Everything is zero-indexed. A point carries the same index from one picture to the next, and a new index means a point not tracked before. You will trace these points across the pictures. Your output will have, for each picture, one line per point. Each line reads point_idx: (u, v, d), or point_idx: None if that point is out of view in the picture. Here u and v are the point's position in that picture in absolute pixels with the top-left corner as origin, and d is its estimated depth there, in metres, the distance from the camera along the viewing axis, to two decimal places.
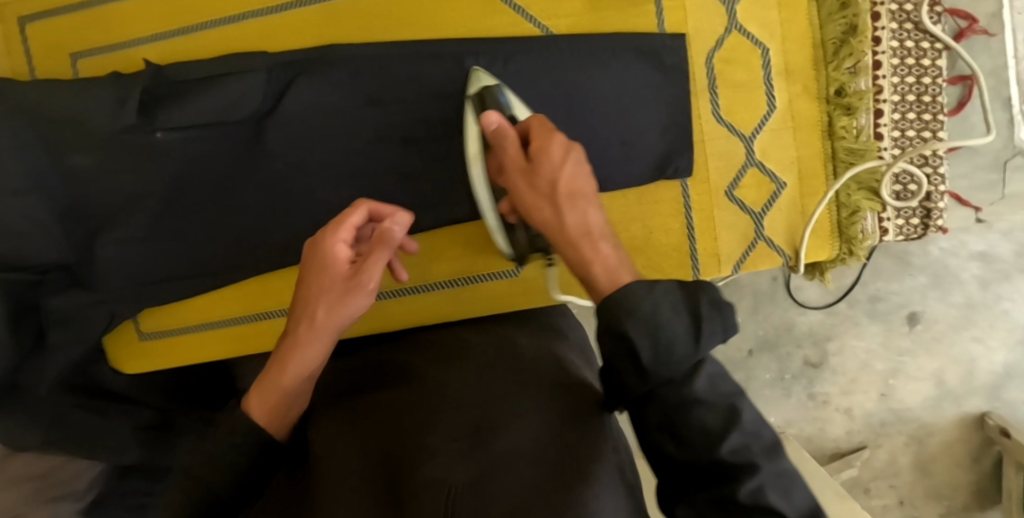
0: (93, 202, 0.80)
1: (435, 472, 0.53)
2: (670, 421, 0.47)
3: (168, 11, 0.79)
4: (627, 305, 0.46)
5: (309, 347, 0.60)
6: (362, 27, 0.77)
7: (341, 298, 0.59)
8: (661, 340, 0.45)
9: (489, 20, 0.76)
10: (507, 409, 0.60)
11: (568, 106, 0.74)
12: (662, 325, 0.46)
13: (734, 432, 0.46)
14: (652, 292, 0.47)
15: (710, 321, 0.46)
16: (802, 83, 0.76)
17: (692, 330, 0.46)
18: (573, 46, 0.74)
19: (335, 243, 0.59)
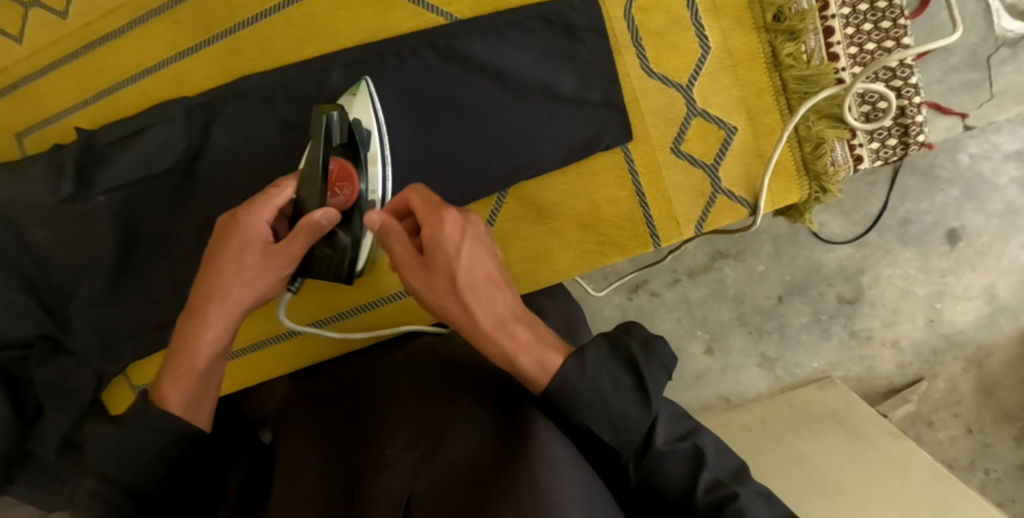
0: (58, 272, 0.81)
1: (390, 484, 0.46)
2: (651, 479, 0.52)
3: (91, 75, 0.79)
4: (566, 394, 0.50)
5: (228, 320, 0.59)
6: (269, 53, 0.75)
7: (265, 283, 0.60)
8: (616, 418, 0.50)
9: (390, 18, 0.73)
10: (472, 404, 0.52)
11: (485, 92, 0.71)
12: (612, 403, 0.50)
13: (704, 471, 0.51)
14: (583, 373, 0.50)
15: (648, 366, 0.50)
16: (733, 15, 0.69)
17: (642, 396, 0.50)
18: (479, 27, 0.70)
19: (457, 243, 0.55)
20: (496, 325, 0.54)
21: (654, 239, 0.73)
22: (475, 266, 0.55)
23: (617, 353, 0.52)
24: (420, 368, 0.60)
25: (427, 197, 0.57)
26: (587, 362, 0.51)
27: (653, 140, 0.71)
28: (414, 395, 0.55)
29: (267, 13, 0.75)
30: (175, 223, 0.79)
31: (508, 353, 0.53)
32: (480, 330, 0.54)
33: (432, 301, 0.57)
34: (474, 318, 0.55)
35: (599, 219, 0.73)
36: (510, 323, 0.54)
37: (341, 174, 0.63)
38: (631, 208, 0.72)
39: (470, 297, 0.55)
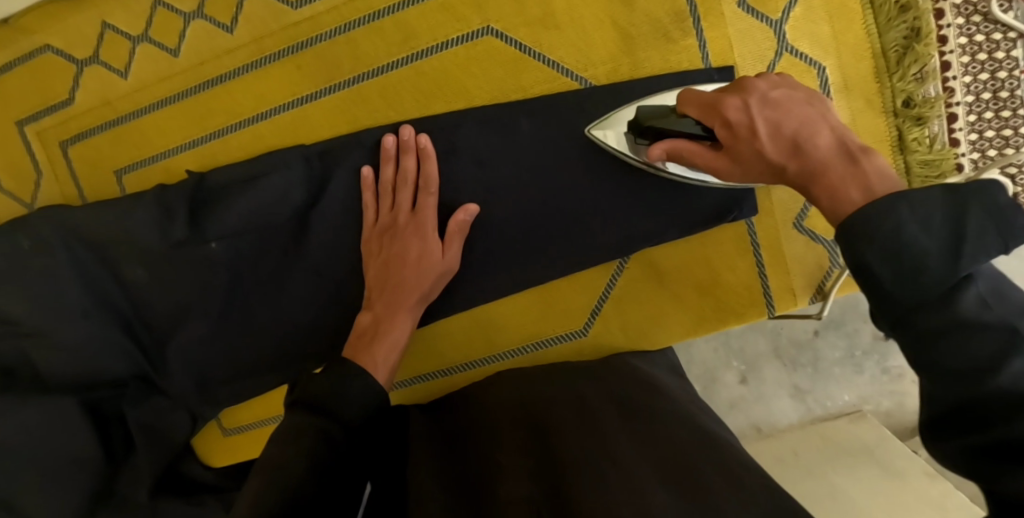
0: (156, 311, 0.80)
1: (515, 487, 0.53)
2: (934, 341, 0.40)
3: (201, 116, 0.78)
4: (869, 224, 0.42)
5: (405, 293, 0.72)
6: (393, 104, 0.75)
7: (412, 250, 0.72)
8: (906, 262, 0.41)
9: (522, 79, 0.73)
10: (568, 417, 0.63)
11: (615, 160, 0.71)
12: (912, 244, 0.41)
13: (1019, 359, 0.38)
14: (892, 208, 0.42)
15: (980, 233, 0.41)
16: (863, 98, 0.71)
17: (953, 234, 0.41)
18: (614, 95, 0.71)
19: (750, 126, 0.57)
20: (806, 174, 0.53)
21: (770, 308, 0.75)
22: (762, 145, 0.56)
23: (954, 216, 0.42)
24: (513, 398, 0.69)
25: (704, 103, 0.61)
26: (912, 198, 0.42)
27: (776, 215, 0.73)
28: (519, 416, 0.65)
29: (394, 65, 0.74)
30: (284, 271, 0.78)
31: (832, 187, 0.49)
32: (803, 179, 0.53)
33: (761, 180, 0.59)
34: (789, 171, 0.54)
35: (719, 287, 0.75)
36: (842, 154, 0.51)
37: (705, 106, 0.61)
38: (751, 279, 0.75)
39: (799, 136, 0.54)
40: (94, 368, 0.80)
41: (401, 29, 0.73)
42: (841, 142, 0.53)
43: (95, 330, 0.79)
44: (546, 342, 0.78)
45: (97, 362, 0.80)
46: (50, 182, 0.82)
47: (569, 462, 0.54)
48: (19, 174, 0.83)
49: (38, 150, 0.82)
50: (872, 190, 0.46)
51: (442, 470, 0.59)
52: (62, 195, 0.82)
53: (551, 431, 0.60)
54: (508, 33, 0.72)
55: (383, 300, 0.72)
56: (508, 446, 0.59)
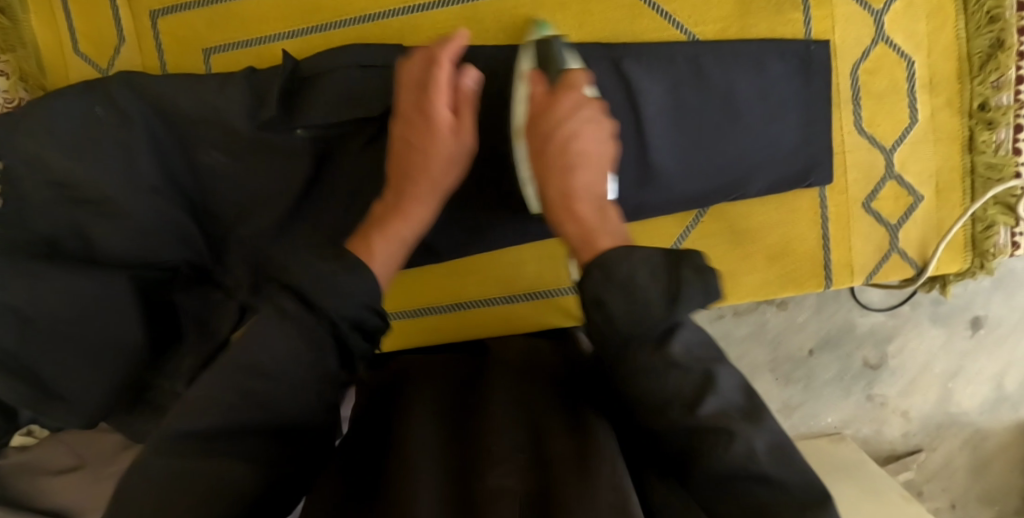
0: (220, 198, 0.81)
1: (504, 480, 0.45)
2: (640, 374, 0.48)
3: (304, 9, 0.79)
4: (609, 267, 0.51)
5: (416, 199, 0.66)
6: (503, 28, 0.77)
7: (433, 120, 0.67)
8: (638, 303, 0.49)
9: (637, 25, 0.75)
10: (569, 417, 0.54)
11: (710, 110, 0.73)
12: (638, 291, 0.49)
13: (710, 397, 0.48)
14: (631, 256, 0.50)
15: (690, 284, 0.49)
16: (946, 95, 0.75)
17: (673, 299, 0.49)
18: (717, 49, 0.74)
19: (578, 123, 0.62)
20: (567, 197, 0.59)
21: (828, 281, 0.78)
22: (536, 139, 0.63)
23: (671, 266, 0.50)
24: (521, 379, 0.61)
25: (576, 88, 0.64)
26: (632, 254, 0.51)
27: (849, 191, 0.77)
28: (518, 395, 0.56)
29: None
30: (358, 176, 0.78)
31: (584, 227, 0.57)
32: (558, 198, 0.60)
33: (541, 182, 0.62)
34: (550, 167, 0.61)
35: (786, 254, 0.78)
36: (593, 199, 0.60)
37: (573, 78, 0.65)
38: (816, 250, 0.78)
39: (587, 148, 0.62)
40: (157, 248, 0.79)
41: None
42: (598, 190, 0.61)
43: (154, 206, 0.78)
44: None
45: (151, 246, 0.79)
46: (132, 50, 0.82)
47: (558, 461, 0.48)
48: (100, 38, 0.82)
49: (125, 17, 0.81)
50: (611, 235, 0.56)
51: (438, 448, 0.50)
52: (142, 64, 0.82)
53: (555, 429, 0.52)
54: None
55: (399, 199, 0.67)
56: (501, 423, 0.51)
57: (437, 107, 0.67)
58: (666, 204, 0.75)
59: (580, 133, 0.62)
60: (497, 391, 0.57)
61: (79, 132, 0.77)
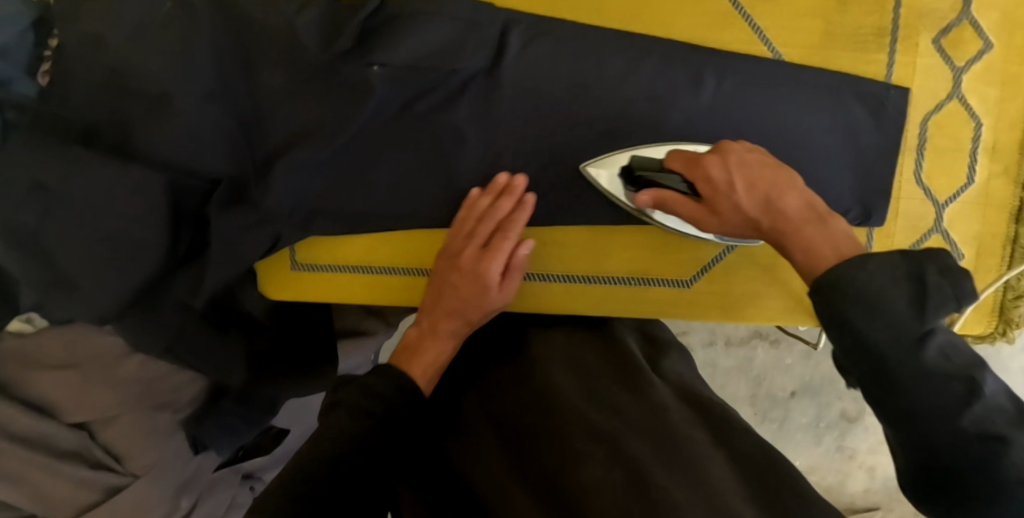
0: (272, 119, 0.78)
1: (596, 472, 0.56)
2: (921, 383, 0.50)
3: None
4: (843, 279, 0.53)
5: (457, 268, 0.75)
6: (597, 9, 0.75)
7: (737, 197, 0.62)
8: (891, 323, 0.51)
9: (725, 33, 0.75)
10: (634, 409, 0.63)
11: (774, 135, 0.76)
12: (885, 306, 0.51)
13: (976, 402, 0.49)
14: (865, 267, 0.53)
15: (935, 287, 0.51)
16: (1004, 164, 0.77)
17: (919, 307, 0.51)
18: (795, 75, 0.75)
19: (728, 181, 0.63)
20: (779, 225, 0.61)
21: None
22: (742, 200, 0.62)
23: (912, 270, 0.52)
24: (574, 383, 0.69)
25: (689, 154, 0.67)
26: (869, 262, 0.53)
27: (893, 238, 0.78)
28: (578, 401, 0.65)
29: None
30: (419, 127, 0.78)
31: (831, 237, 0.57)
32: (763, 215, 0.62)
33: (738, 231, 0.65)
34: (762, 222, 0.62)
35: None
36: (823, 216, 0.59)
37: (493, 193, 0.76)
38: None
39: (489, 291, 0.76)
40: (196, 160, 0.77)
41: None
42: (811, 197, 0.62)
43: (206, 115, 0.76)
44: (647, 281, 0.81)
45: (197, 154, 0.77)
46: None
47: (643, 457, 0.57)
48: None
49: None
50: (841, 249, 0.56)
51: (499, 458, 0.66)
52: None
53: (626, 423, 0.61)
54: None
55: (419, 364, 0.75)
56: (581, 431, 0.60)
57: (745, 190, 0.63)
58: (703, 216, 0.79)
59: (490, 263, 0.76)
60: (565, 401, 0.66)
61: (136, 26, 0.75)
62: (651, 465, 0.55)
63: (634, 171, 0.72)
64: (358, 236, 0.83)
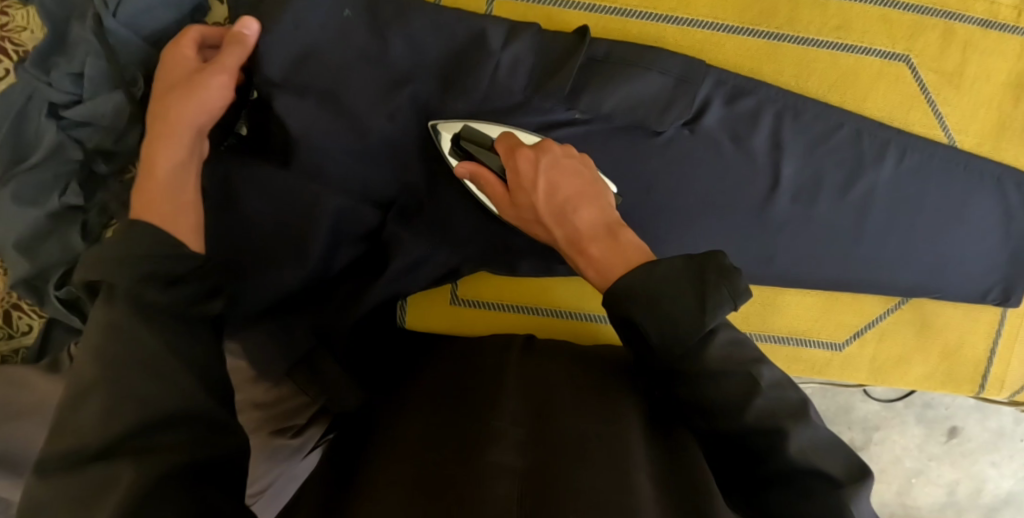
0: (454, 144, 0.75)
1: (503, 458, 0.47)
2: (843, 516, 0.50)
3: None
4: (646, 302, 0.52)
5: (222, 74, 0.66)
6: (795, 76, 0.76)
7: (579, 220, 0.59)
8: (666, 321, 0.52)
9: (911, 114, 0.77)
10: (573, 394, 0.59)
11: (938, 220, 0.78)
12: (679, 319, 0.52)
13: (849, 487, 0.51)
14: (652, 274, 0.53)
15: (714, 288, 0.52)
16: None
17: (700, 303, 0.52)
18: (968, 162, 0.78)
19: (532, 177, 0.61)
20: (573, 239, 0.59)
21: (981, 388, 0.85)
22: (538, 198, 0.60)
23: (692, 267, 0.53)
24: (519, 373, 0.62)
25: (511, 145, 0.63)
26: (656, 270, 0.53)
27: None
28: (517, 385, 0.59)
29: (815, 44, 0.76)
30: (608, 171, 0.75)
31: (597, 263, 0.57)
32: (568, 243, 0.59)
33: (547, 235, 0.63)
34: (556, 233, 0.60)
35: (957, 354, 0.84)
36: (610, 230, 0.59)
37: (493, 191, 0.65)
38: (983, 359, 0.84)
39: (538, 216, 0.62)
40: (368, 182, 0.76)
41: (842, 16, 0.76)
42: (609, 214, 0.60)
43: (386, 133, 0.74)
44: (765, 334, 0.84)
45: (369, 179, 0.76)
46: None
47: (561, 444, 0.50)
48: None
49: None
50: (626, 262, 0.56)
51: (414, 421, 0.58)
52: None
53: (556, 412, 0.55)
54: (921, 72, 0.77)
55: (160, 209, 0.59)
56: (503, 409, 0.53)
57: (601, 197, 0.61)
58: (859, 285, 0.80)
59: (527, 158, 0.62)
60: (498, 385, 0.59)
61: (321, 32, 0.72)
62: (570, 461, 0.48)
63: (461, 138, 0.70)
64: (522, 278, 0.83)
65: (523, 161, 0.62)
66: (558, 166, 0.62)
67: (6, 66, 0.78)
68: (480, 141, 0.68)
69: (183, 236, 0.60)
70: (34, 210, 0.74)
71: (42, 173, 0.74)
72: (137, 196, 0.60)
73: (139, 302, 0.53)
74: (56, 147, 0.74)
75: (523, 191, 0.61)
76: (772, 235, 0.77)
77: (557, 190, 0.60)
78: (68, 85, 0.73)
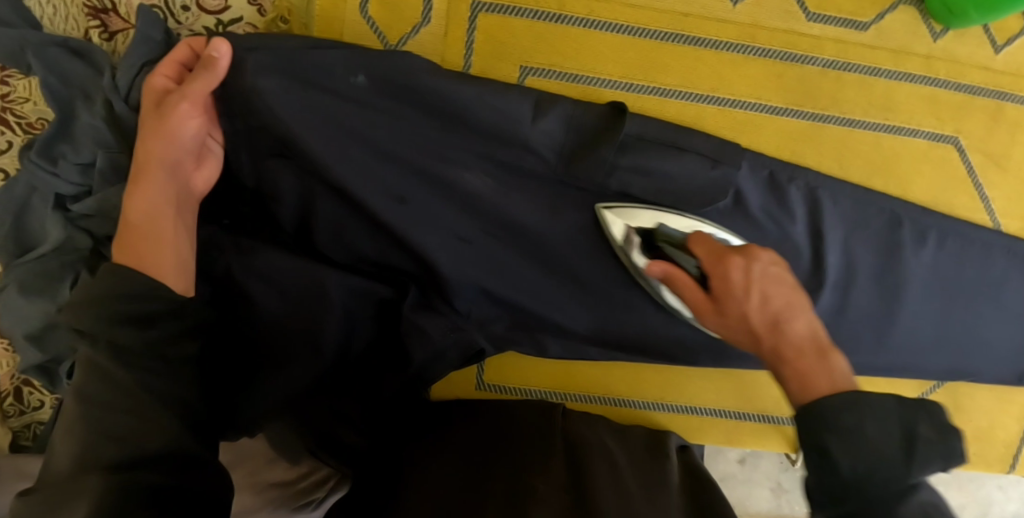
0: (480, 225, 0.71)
1: None
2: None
3: (648, 62, 0.71)
4: (831, 418, 0.45)
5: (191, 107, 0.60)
6: (839, 159, 0.73)
7: (781, 324, 0.51)
8: (867, 459, 0.44)
9: (955, 198, 0.75)
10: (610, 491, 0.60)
11: (979, 305, 0.75)
12: (867, 438, 0.44)
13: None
14: (853, 407, 0.45)
15: (931, 450, 0.44)
16: None
17: (906, 461, 0.43)
18: (1013, 247, 0.75)
19: (744, 282, 0.53)
20: (781, 355, 0.50)
21: (1012, 468, 0.83)
22: (750, 308, 0.52)
23: (907, 423, 0.44)
24: (563, 466, 0.65)
25: (716, 249, 0.57)
26: (864, 400, 0.45)
27: None
28: (550, 478, 0.62)
29: (863, 126, 0.73)
30: None
31: (803, 376, 0.49)
32: (771, 354, 0.51)
33: (738, 348, 0.55)
34: (765, 345, 0.52)
35: (988, 434, 0.83)
36: (829, 346, 0.50)
37: (665, 273, 0.59)
38: (1015, 440, 0.83)
39: (733, 326, 0.54)
40: (389, 262, 0.71)
41: (890, 97, 0.72)
42: (816, 327, 0.52)
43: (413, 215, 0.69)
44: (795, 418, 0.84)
45: (387, 261, 0.71)
46: (432, 35, 0.71)
47: None
48: (399, 12, 0.70)
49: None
50: (836, 383, 0.48)
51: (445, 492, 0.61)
52: (440, 58, 0.71)
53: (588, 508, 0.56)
54: (969, 154, 0.74)
55: (137, 247, 0.57)
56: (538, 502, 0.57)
57: (804, 305, 0.53)
58: (896, 369, 0.78)
59: (731, 271, 0.54)
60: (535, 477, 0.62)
61: (329, 117, 0.65)
62: None
63: (653, 233, 0.68)
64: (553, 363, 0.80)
65: (735, 269, 0.54)
66: (769, 277, 0.54)
67: (11, 137, 0.74)
68: (670, 240, 0.65)
69: (166, 273, 0.57)
70: (43, 302, 0.70)
71: (48, 262, 0.70)
72: (115, 237, 0.57)
73: (118, 351, 0.52)
74: (62, 239, 0.70)
75: (734, 298, 0.53)
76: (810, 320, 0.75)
77: (743, 293, 0.53)
78: (75, 177, 0.68)
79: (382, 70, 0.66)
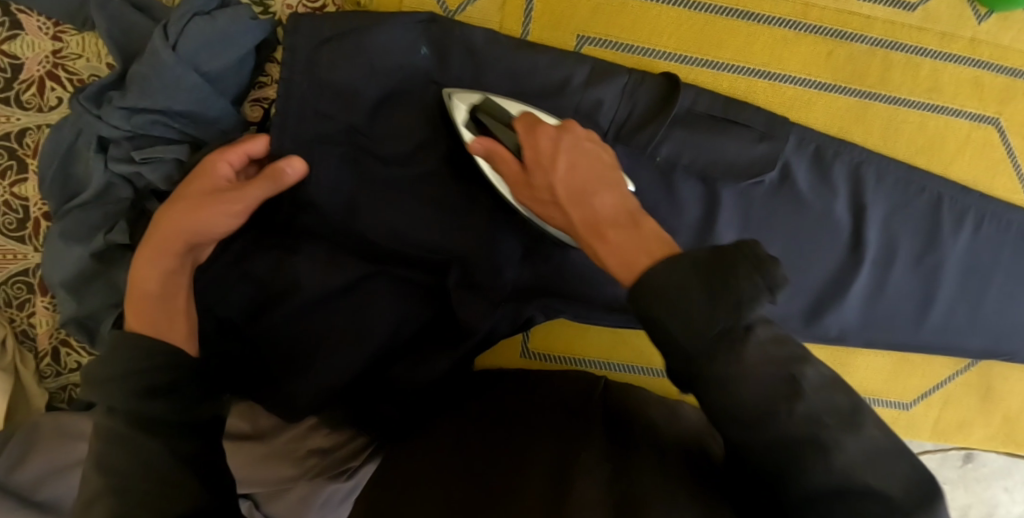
0: None
1: None
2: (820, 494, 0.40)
3: (701, 36, 0.72)
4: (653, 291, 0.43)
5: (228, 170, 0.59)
6: (884, 137, 0.74)
7: (592, 198, 0.50)
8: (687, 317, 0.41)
9: (995, 179, 0.76)
10: (664, 469, 0.53)
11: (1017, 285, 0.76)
12: (715, 311, 0.41)
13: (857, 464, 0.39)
14: (665, 271, 0.43)
15: (741, 277, 0.42)
16: None
17: (711, 297, 0.41)
18: None
19: (552, 154, 0.52)
20: (589, 225, 0.49)
21: None
22: (557, 176, 0.51)
23: (722, 263, 0.42)
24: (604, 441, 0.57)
25: (529, 117, 0.55)
26: (680, 260, 0.43)
27: None
28: (598, 454, 0.55)
29: (907, 105, 0.74)
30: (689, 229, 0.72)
31: (620, 250, 0.47)
32: (585, 228, 0.50)
33: (556, 220, 0.54)
34: (573, 216, 0.50)
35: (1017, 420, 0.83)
36: (626, 220, 0.49)
37: (490, 151, 0.55)
38: None
39: (550, 200, 0.53)
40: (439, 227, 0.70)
41: (935, 77, 0.74)
42: (629, 200, 0.50)
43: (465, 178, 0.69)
44: None
45: (440, 227, 0.70)
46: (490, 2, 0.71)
47: None
48: None
49: None
50: (654, 251, 0.45)
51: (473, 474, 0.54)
52: (497, 25, 0.72)
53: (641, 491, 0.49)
54: (1009, 136, 0.76)
55: (149, 318, 0.54)
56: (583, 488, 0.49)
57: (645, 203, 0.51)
58: (932, 347, 0.79)
59: (545, 148, 0.53)
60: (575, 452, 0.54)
61: None
62: None
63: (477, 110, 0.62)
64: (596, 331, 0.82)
65: (546, 137, 0.53)
66: (582, 149, 0.53)
67: (61, 93, 0.74)
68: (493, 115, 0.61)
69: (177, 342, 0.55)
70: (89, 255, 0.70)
71: (93, 211, 0.71)
72: (128, 305, 0.55)
73: (135, 416, 0.50)
74: (104, 186, 0.70)
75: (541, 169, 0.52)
76: (850, 295, 0.75)
77: (555, 160, 0.52)
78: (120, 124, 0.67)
79: (446, 36, 0.68)
